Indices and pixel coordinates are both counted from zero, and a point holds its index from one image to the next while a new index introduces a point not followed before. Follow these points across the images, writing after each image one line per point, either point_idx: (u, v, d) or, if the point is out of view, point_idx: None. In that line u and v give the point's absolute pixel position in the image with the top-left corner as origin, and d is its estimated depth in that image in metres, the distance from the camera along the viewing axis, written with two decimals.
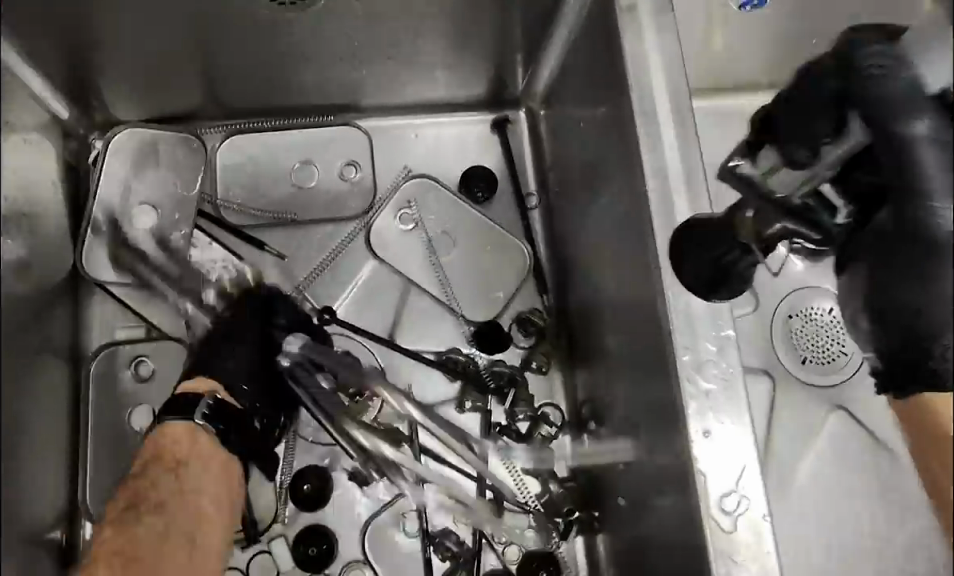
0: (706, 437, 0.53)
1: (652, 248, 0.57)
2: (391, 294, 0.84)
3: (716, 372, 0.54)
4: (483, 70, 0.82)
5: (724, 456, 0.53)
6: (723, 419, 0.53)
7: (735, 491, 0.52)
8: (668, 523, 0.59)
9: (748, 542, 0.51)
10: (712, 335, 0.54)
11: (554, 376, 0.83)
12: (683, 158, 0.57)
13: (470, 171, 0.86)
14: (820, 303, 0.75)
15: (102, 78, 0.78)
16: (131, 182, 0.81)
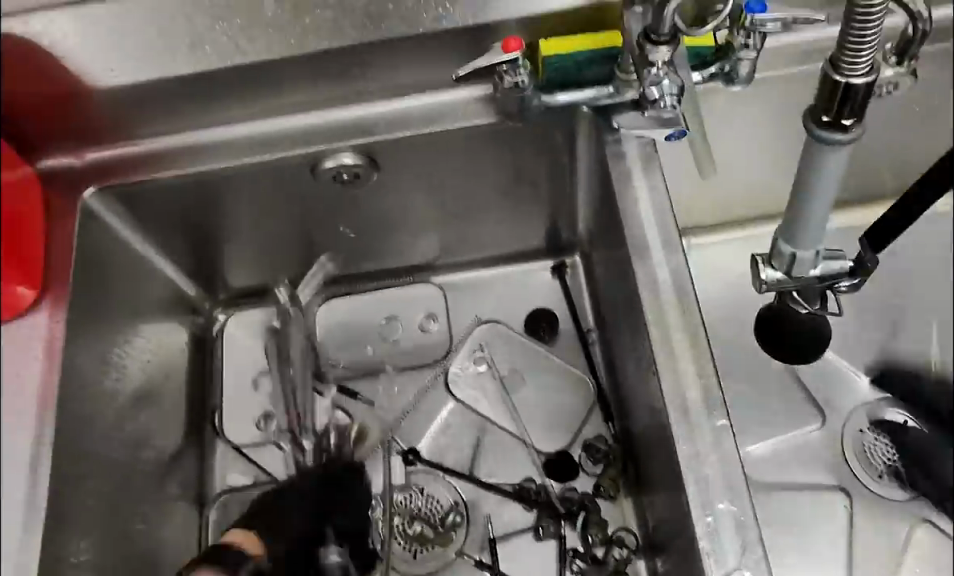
0: (714, 521, 0.56)
1: (675, 362, 0.61)
2: (469, 432, 0.90)
3: (714, 460, 0.58)
4: (536, 223, 0.91)
5: (738, 543, 0.56)
6: (725, 503, 0.57)
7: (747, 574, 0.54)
8: None
9: None
10: (708, 426, 0.59)
11: (625, 500, 0.85)
12: (674, 278, 0.64)
13: (534, 314, 0.93)
14: (893, 415, 0.86)
15: (220, 260, 0.93)
16: (247, 347, 0.99)
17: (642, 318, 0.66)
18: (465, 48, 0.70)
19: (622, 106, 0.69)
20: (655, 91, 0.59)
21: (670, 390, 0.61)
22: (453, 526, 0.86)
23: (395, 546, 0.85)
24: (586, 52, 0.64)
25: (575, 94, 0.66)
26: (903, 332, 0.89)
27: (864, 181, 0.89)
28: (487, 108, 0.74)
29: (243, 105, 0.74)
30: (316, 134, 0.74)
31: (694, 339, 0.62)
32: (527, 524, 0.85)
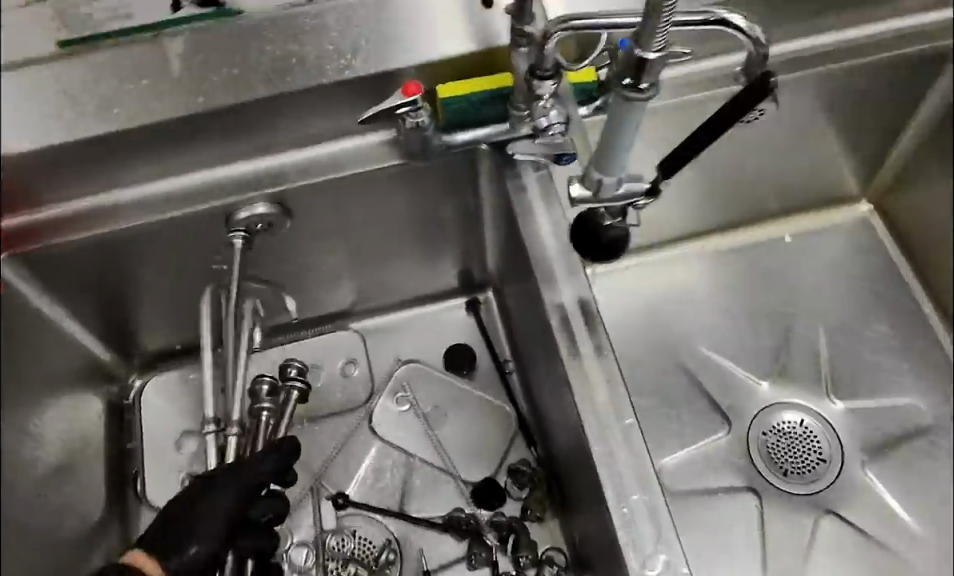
0: (630, 512, 0.60)
1: (584, 374, 0.65)
2: (396, 470, 0.92)
3: (628, 459, 0.62)
4: (447, 263, 0.95)
5: (652, 531, 0.59)
6: (637, 495, 0.61)
7: (661, 557, 0.58)
8: None
9: None
10: (617, 426, 0.63)
11: (553, 522, 0.89)
12: (578, 298, 0.68)
13: (453, 350, 0.95)
14: (790, 417, 0.92)
15: (136, 323, 0.93)
16: (167, 409, 0.98)
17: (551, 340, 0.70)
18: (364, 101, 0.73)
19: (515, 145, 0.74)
20: (546, 121, 0.65)
21: (581, 396, 0.65)
22: (386, 565, 0.87)
23: None
24: (480, 95, 0.69)
25: (472, 133, 0.71)
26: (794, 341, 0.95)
27: (749, 211, 0.98)
28: (394, 154, 0.77)
29: (153, 165, 0.75)
30: (228, 187, 0.77)
31: (600, 351, 0.66)
32: (460, 554, 0.88)
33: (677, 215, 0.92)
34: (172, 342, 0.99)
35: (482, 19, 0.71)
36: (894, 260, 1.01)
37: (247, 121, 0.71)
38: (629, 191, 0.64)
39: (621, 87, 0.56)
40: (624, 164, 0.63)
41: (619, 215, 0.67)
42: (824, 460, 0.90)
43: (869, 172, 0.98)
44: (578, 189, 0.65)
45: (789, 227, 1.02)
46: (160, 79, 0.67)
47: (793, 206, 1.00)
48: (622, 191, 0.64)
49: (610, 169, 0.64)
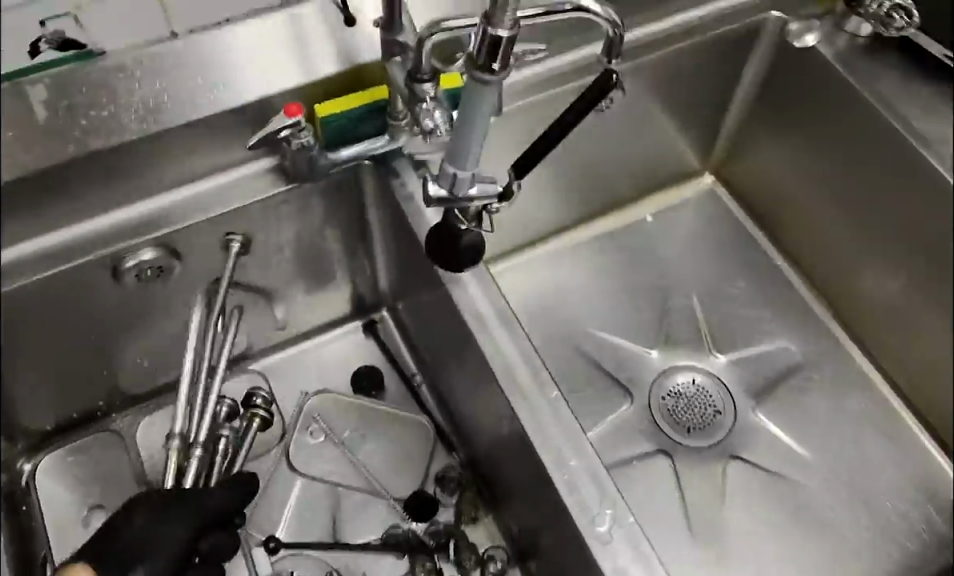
0: (572, 476, 0.63)
1: (502, 361, 0.68)
2: (323, 503, 0.91)
3: (558, 431, 0.65)
4: (339, 288, 0.95)
5: (596, 493, 0.63)
6: (573, 463, 0.64)
7: (608, 513, 0.62)
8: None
9: (627, 551, 0.61)
10: (543, 401, 0.67)
11: (486, 520, 0.91)
12: (486, 293, 0.71)
13: (356, 375, 0.97)
14: (682, 377, 0.98)
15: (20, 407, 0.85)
16: (65, 491, 0.91)
17: (466, 334, 0.72)
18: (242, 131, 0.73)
19: (396, 155, 0.77)
20: (431, 122, 0.67)
21: (503, 382, 0.67)
22: None
23: None
24: (357, 111, 0.72)
25: (355, 149, 0.75)
26: (672, 308, 1.02)
27: (603, 199, 1.04)
28: (280, 180, 0.77)
29: (26, 222, 0.70)
30: (113, 235, 0.73)
31: (515, 337, 0.69)
32: (402, 570, 0.88)
33: (528, 213, 0.99)
34: (62, 416, 0.92)
35: (348, 36, 0.73)
36: (745, 223, 1.08)
37: (125, 164, 0.69)
38: (486, 191, 0.63)
39: (473, 66, 0.51)
40: (478, 168, 0.61)
41: (475, 220, 0.68)
42: (719, 412, 0.96)
43: (705, 149, 1.06)
44: (437, 190, 0.62)
45: (648, 207, 1.08)
46: (27, 129, 0.64)
47: (643, 188, 1.06)
48: (477, 192, 0.63)
49: (463, 162, 0.60)
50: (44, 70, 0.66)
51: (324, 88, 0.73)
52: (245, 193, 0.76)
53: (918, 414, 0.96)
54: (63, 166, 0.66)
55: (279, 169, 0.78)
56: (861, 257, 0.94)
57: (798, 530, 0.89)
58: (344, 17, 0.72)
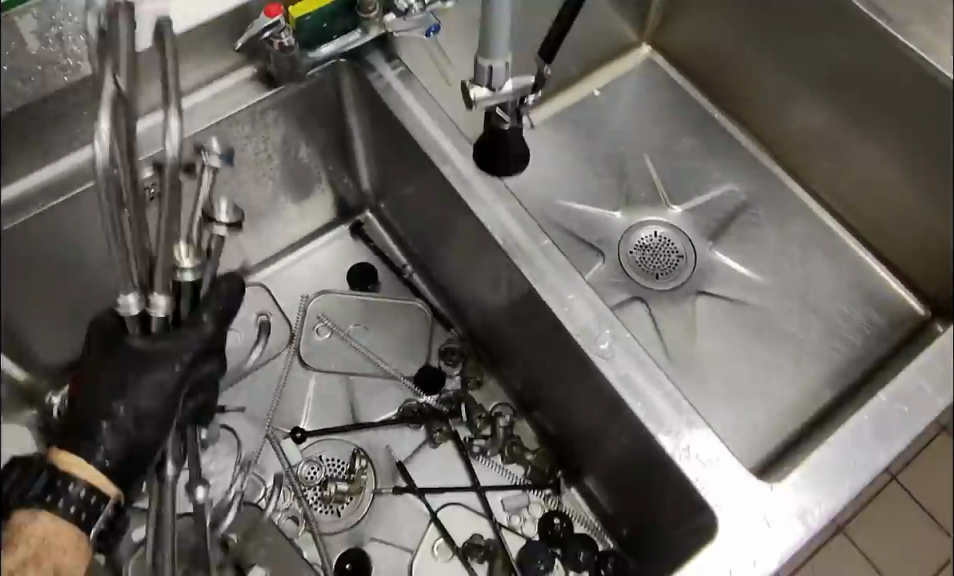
0: (570, 303, 0.76)
1: (496, 222, 0.79)
2: (339, 389, 0.99)
3: (556, 273, 0.77)
4: (324, 194, 1.02)
5: (594, 319, 0.75)
6: (572, 298, 0.76)
7: (607, 331, 0.75)
8: (595, 400, 0.81)
9: (628, 360, 0.74)
10: (538, 246, 0.78)
11: (491, 382, 1.00)
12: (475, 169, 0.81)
13: (351, 270, 1.03)
14: (646, 232, 1.11)
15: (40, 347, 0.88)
16: None
17: (462, 201, 0.81)
18: (217, 39, 0.80)
19: (368, 51, 0.85)
20: (405, 4, 0.79)
21: (498, 236, 0.78)
22: (361, 472, 0.93)
23: (322, 514, 0.92)
24: (328, 8, 0.79)
25: (332, 46, 0.82)
26: (629, 171, 1.13)
27: (557, 76, 1.14)
28: (260, 87, 0.82)
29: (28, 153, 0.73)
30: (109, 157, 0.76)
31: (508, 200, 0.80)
32: (419, 437, 0.96)
33: None
34: None
35: None
36: (682, 85, 1.18)
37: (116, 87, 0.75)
38: (518, 87, 0.71)
39: None
40: (509, 65, 0.68)
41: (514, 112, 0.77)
42: (682, 256, 1.09)
43: (641, 19, 1.15)
44: (480, 92, 0.69)
45: (595, 82, 1.18)
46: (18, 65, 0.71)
47: (590, 64, 1.16)
48: (511, 85, 0.70)
49: (493, 55, 0.66)
50: None
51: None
52: (230, 103, 0.82)
53: (859, 239, 1.06)
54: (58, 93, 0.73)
55: (261, 78, 0.83)
56: (791, 101, 1.04)
57: (762, 347, 1.01)
58: None
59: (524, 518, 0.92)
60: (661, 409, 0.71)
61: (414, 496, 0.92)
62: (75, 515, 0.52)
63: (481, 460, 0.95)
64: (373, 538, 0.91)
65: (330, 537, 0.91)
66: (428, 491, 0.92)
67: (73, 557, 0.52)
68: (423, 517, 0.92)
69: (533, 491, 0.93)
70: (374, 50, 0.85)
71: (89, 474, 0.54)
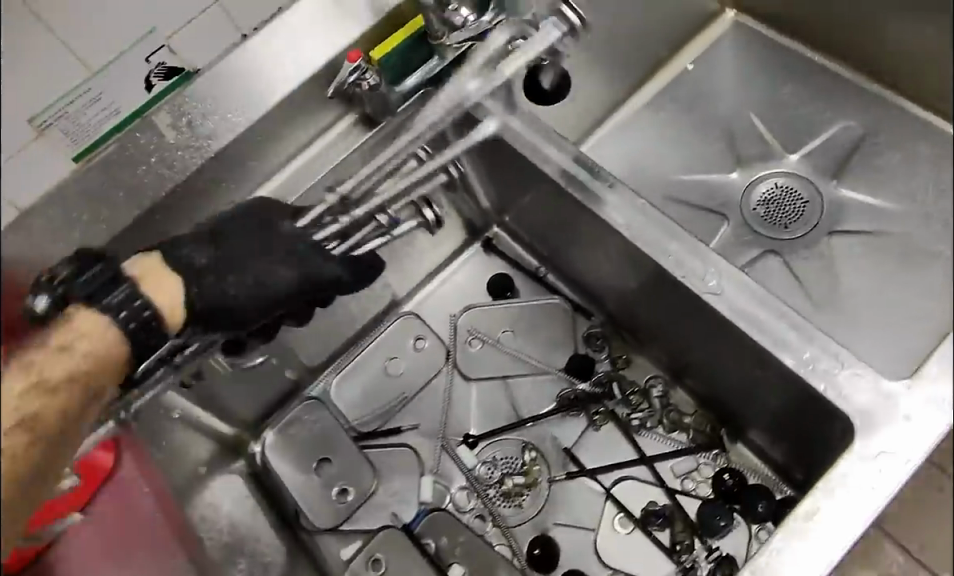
0: (673, 253, 0.80)
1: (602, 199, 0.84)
2: (500, 393, 1.04)
3: (666, 234, 0.81)
4: (450, 217, 1.09)
5: (699, 262, 0.79)
6: (681, 254, 0.80)
7: (713, 269, 0.78)
8: (732, 355, 0.85)
9: (736, 289, 0.77)
10: (631, 211, 0.83)
11: (639, 359, 1.04)
12: (575, 157, 0.86)
13: (492, 282, 1.10)
14: (765, 184, 1.14)
15: (229, 405, 0.98)
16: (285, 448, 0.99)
17: (570, 188, 0.86)
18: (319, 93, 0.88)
19: None
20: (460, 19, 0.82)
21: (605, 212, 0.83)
22: (533, 465, 0.99)
23: (505, 509, 0.98)
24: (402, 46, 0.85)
25: (416, 77, 0.88)
26: (739, 135, 1.16)
27: (648, 59, 1.16)
28: (364, 129, 0.92)
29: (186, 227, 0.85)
30: None
31: (610, 181, 0.85)
32: (583, 423, 1.01)
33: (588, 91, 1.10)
34: (259, 407, 1.02)
35: None
36: (774, 35, 1.17)
37: (250, 151, 0.86)
38: None
39: None
40: None
41: None
42: (808, 202, 1.12)
43: None
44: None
45: (688, 57, 1.18)
46: (162, 149, 0.82)
47: (680, 39, 1.18)
48: None
49: None
50: (161, 97, 0.86)
51: (369, 39, 0.86)
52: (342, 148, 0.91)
53: None
54: (198, 172, 0.83)
55: (362, 120, 0.92)
56: (886, 24, 1.02)
57: (901, 275, 1.05)
58: None
59: (697, 480, 0.96)
60: (788, 336, 0.74)
61: (586, 478, 0.98)
62: (124, 325, 0.63)
63: (646, 433, 0.99)
64: (557, 522, 0.96)
65: (516, 528, 0.97)
66: (599, 471, 0.97)
67: (111, 360, 0.62)
68: (599, 497, 0.97)
69: (701, 453, 0.97)
70: None
71: (169, 305, 0.67)
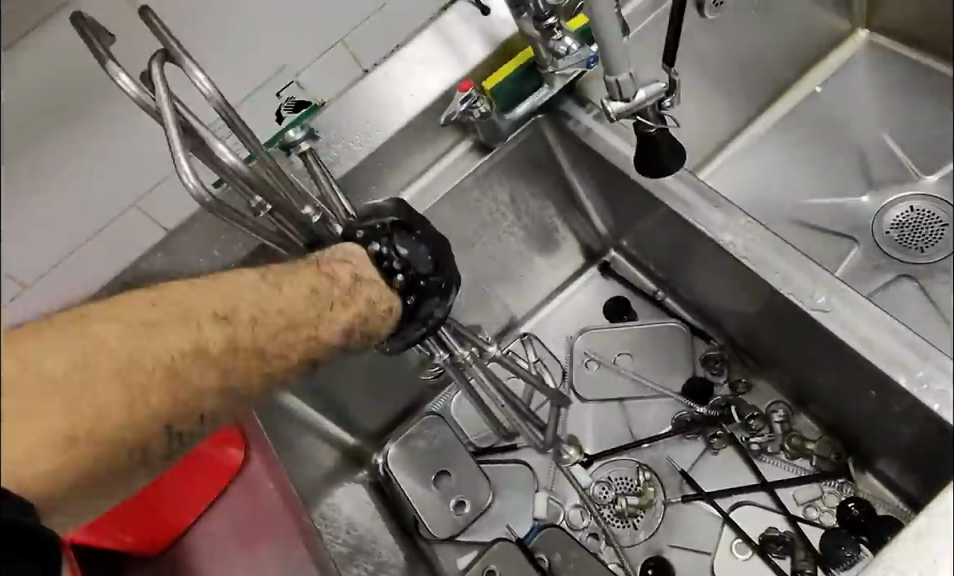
0: (781, 274, 0.81)
1: (713, 220, 0.86)
2: (616, 414, 1.05)
3: (778, 256, 0.82)
4: (569, 240, 1.12)
5: (807, 280, 0.80)
6: (792, 275, 0.81)
7: (822, 288, 0.79)
8: (849, 379, 0.83)
9: (848, 310, 0.77)
10: (731, 233, 0.85)
11: (761, 384, 1.02)
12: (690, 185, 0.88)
13: (609, 306, 1.11)
14: (897, 208, 1.14)
15: (353, 418, 1.03)
16: (409, 460, 1.04)
17: (683, 214, 0.88)
18: (429, 124, 0.93)
19: (561, 102, 0.96)
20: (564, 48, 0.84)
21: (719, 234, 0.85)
22: (648, 487, 0.99)
23: (619, 528, 0.98)
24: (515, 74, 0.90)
25: (526, 105, 0.93)
26: (870, 154, 1.15)
27: (773, 84, 1.16)
28: (478, 154, 0.98)
29: None
30: None
31: (722, 205, 0.86)
32: (700, 446, 1.00)
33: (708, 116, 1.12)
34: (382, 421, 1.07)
35: (487, 24, 0.92)
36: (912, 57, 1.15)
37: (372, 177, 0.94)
38: (652, 92, 0.74)
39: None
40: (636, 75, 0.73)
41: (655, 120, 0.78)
42: (946, 225, 1.11)
43: (846, 5, 1.15)
44: (617, 105, 0.74)
45: (816, 78, 1.19)
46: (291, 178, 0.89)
47: (806, 63, 1.18)
48: (644, 94, 0.74)
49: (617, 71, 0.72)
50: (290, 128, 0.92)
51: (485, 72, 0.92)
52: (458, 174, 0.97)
53: None
54: None
55: (478, 147, 0.98)
56: None
57: None
58: (480, 9, 0.92)
59: (821, 508, 0.93)
60: (905, 357, 0.74)
61: (703, 501, 0.97)
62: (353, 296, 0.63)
63: (767, 459, 0.98)
64: (672, 544, 0.96)
65: (629, 549, 0.97)
66: (717, 495, 0.96)
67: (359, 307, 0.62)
68: (716, 521, 0.95)
69: (826, 481, 0.94)
70: (568, 100, 0.96)
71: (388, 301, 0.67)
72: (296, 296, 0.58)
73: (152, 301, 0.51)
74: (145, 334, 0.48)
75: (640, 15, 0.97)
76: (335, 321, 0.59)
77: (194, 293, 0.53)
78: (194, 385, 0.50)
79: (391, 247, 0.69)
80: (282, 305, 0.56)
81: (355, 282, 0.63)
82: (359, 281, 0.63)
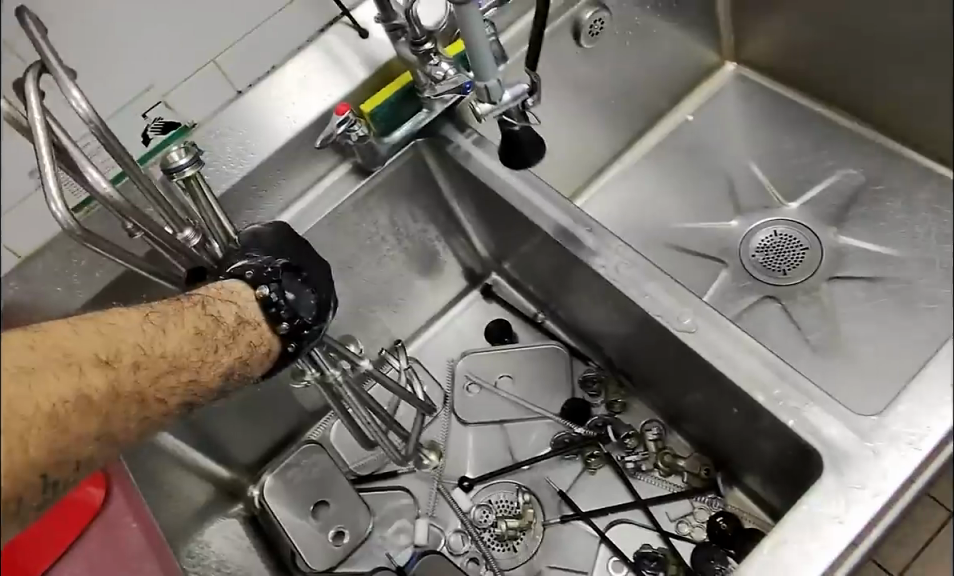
0: (650, 295, 0.84)
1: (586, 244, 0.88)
2: (497, 436, 1.06)
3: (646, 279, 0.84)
4: (451, 264, 1.12)
5: (673, 302, 0.83)
6: (660, 297, 0.83)
7: (687, 309, 0.82)
8: (716, 397, 0.86)
9: (711, 331, 0.80)
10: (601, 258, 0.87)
11: (635, 403, 1.05)
12: (564, 210, 0.90)
13: (490, 328, 1.11)
14: (762, 233, 1.18)
15: (228, 448, 1.00)
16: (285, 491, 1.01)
17: (557, 237, 0.90)
18: (306, 147, 0.92)
19: (441, 126, 0.97)
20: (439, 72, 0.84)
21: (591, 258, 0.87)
22: (527, 508, 1.00)
23: (498, 551, 0.98)
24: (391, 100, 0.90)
25: (403, 130, 0.93)
26: (738, 182, 1.21)
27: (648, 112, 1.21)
28: (356, 178, 0.97)
29: None
30: None
31: (594, 230, 0.89)
32: (577, 467, 1.02)
33: (587, 142, 1.15)
34: (259, 451, 1.04)
35: (364, 46, 0.92)
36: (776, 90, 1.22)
37: (245, 201, 0.91)
38: (516, 94, 0.76)
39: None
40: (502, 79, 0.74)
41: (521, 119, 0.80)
42: (807, 249, 1.16)
43: (715, 39, 1.21)
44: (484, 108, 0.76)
45: (689, 107, 1.24)
46: None
47: (679, 92, 1.23)
48: (510, 96, 0.75)
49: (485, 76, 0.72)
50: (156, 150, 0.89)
51: (363, 94, 0.91)
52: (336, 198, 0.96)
53: None
54: None
55: (356, 170, 0.97)
56: None
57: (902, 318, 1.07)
58: (358, 32, 0.92)
59: (691, 524, 0.96)
60: (763, 375, 0.77)
61: (581, 521, 0.98)
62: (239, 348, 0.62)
63: (641, 477, 1.00)
64: (550, 565, 0.97)
65: (509, 572, 0.97)
66: (594, 514, 0.98)
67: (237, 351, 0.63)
68: (593, 540, 0.97)
69: (696, 497, 0.97)
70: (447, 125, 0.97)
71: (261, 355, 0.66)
72: (184, 336, 0.58)
73: (32, 341, 0.48)
74: (26, 382, 0.46)
75: (517, 45, 0.99)
76: (217, 362, 0.61)
77: (76, 331, 0.51)
78: (70, 430, 0.49)
79: (280, 294, 0.67)
80: (166, 347, 0.57)
81: (238, 324, 0.63)
82: (242, 323, 0.64)
